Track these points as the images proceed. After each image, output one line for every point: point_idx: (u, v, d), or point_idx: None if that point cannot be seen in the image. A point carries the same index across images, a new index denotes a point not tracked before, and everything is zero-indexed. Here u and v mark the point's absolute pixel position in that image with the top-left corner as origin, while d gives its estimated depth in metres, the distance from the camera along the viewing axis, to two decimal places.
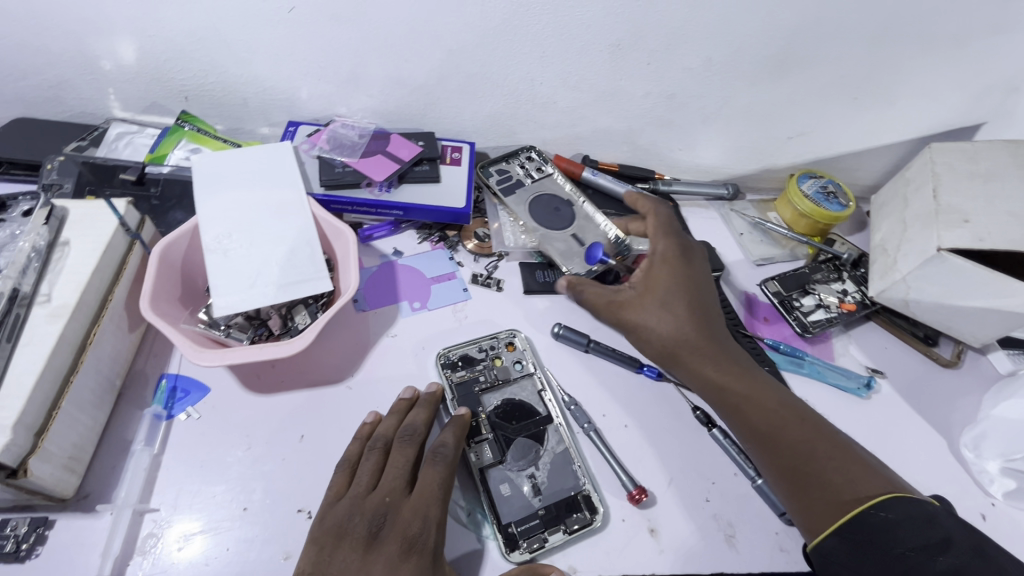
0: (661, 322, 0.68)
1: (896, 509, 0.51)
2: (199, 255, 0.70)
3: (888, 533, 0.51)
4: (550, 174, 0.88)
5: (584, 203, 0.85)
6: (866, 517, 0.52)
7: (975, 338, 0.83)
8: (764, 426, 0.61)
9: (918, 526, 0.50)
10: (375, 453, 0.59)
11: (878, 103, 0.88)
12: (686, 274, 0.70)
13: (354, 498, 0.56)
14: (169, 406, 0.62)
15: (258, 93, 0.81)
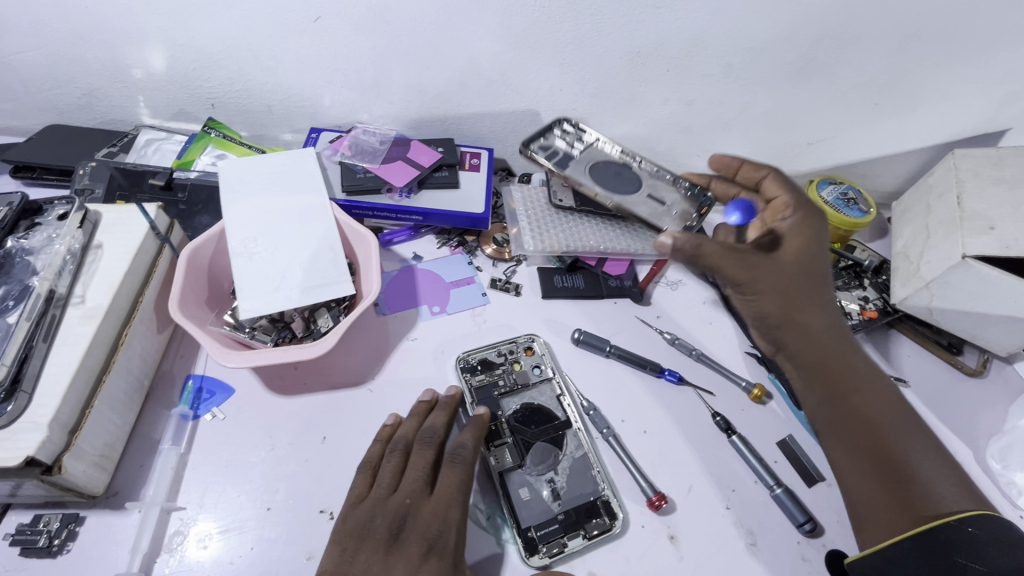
0: (778, 289, 0.63)
1: (978, 525, 0.51)
2: (225, 258, 0.71)
3: (962, 544, 0.50)
4: (594, 138, 0.81)
5: (643, 163, 0.81)
6: (942, 531, 0.51)
7: (1000, 347, 0.82)
8: (874, 408, 0.60)
9: (1001, 548, 0.49)
10: (397, 456, 0.60)
11: (900, 109, 0.87)
12: (819, 250, 0.65)
13: (375, 501, 0.56)
14: (195, 407, 0.63)
15: (283, 101, 0.83)
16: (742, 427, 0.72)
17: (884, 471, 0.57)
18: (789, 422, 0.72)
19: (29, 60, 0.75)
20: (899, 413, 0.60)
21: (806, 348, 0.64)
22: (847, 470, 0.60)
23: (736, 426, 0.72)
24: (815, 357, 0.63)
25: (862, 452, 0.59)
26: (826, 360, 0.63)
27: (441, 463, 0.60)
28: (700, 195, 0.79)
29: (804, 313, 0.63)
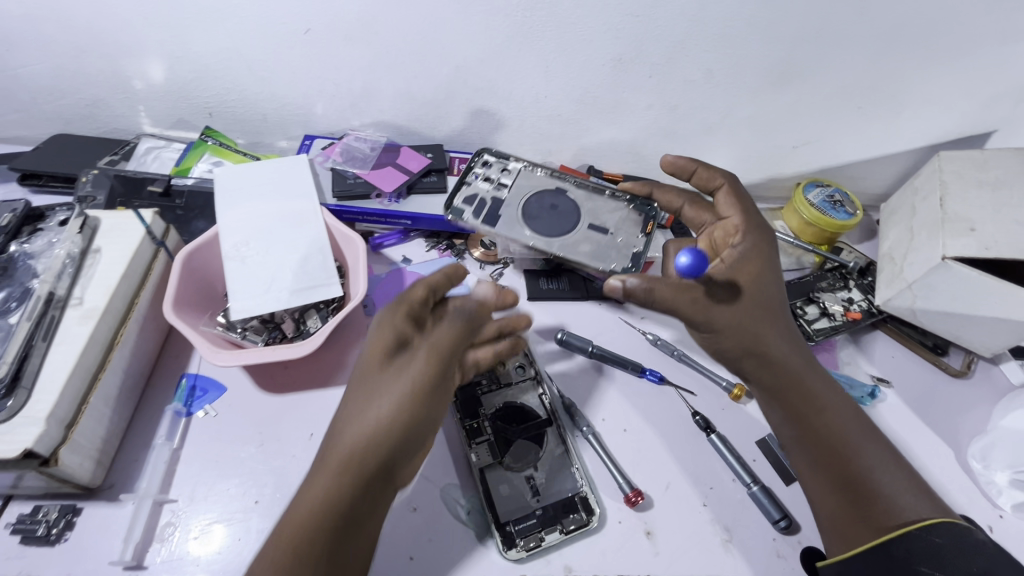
0: (738, 319, 0.63)
1: (941, 533, 0.53)
2: (218, 261, 0.74)
3: (928, 554, 0.52)
4: (517, 170, 0.78)
5: (577, 185, 0.78)
6: (913, 540, 0.54)
7: (985, 348, 0.83)
8: (832, 428, 0.62)
9: (962, 555, 0.52)
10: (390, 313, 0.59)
11: (883, 112, 0.88)
12: (773, 272, 0.66)
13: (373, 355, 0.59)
14: (189, 404, 0.66)
15: (277, 109, 0.86)
16: (722, 426, 0.73)
17: (847, 491, 0.60)
18: None
19: (35, 73, 0.78)
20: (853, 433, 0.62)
21: (766, 375, 0.65)
22: (813, 489, 0.62)
23: (716, 425, 0.73)
24: (776, 384, 0.65)
25: (827, 475, 0.61)
26: (786, 385, 0.64)
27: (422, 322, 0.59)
28: (644, 208, 0.77)
29: (763, 344, 0.64)
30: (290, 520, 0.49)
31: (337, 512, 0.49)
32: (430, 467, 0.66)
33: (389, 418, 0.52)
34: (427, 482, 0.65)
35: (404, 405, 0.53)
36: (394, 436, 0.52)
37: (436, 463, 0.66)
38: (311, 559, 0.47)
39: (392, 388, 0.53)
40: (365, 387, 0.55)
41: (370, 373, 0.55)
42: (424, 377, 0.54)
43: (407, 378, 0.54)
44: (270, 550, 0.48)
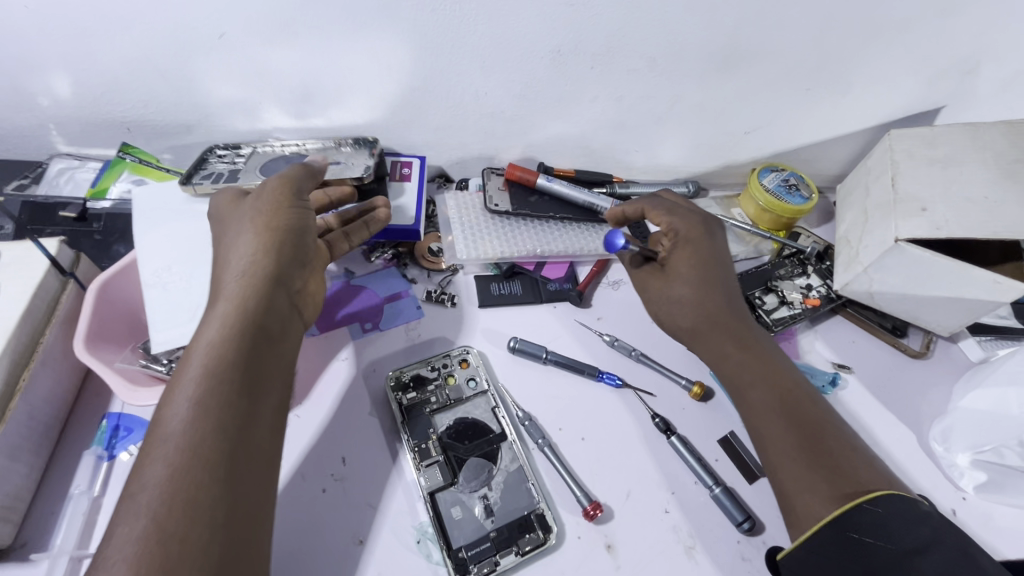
0: (687, 288, 0.69)
1: (887, 505, 0.51)
2: (138, 290, 0.69)
3: (873, 529, 0.50)
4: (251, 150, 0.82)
5: (308, 148, 0.83)
6: (856, 515, 0.51)
7: (942, 327, 0.82)
8: (771, 362, 0.65)
9: (908, 523, 0.50)
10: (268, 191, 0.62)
11: (833, 93, 0.86)
12: (707, 251, 0.71)
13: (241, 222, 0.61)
14: (111, 446, 0.61)
15: (201, 121, 0.80)
16: (683, 427, 0.71)
17: (806, 439, 0.58)
18: (731, 419, 0.72)
19: None
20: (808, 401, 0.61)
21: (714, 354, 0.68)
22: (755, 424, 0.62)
23: (676, 426, 0.71)
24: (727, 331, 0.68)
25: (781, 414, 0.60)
26: (728, 331, 0.67)
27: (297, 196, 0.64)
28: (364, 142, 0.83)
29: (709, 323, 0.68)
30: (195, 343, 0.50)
31: (240, 318, 0.52)
32: (377, 495, 0.62)
33: (259, 235, 0.58)
34: (374, 510, 0.61)
35: (280, 228, 0.59)
36: (271, 248, 0.58)
37: (383, 490, 0.63)
38: (234, 360, 0.49)
39: (259, 217, 0.60)
40: (230, 233, 0.60)
41: (224, 226, 0.62)
42: (285, 206, 0.61)
43: (280, 207, 0.61)
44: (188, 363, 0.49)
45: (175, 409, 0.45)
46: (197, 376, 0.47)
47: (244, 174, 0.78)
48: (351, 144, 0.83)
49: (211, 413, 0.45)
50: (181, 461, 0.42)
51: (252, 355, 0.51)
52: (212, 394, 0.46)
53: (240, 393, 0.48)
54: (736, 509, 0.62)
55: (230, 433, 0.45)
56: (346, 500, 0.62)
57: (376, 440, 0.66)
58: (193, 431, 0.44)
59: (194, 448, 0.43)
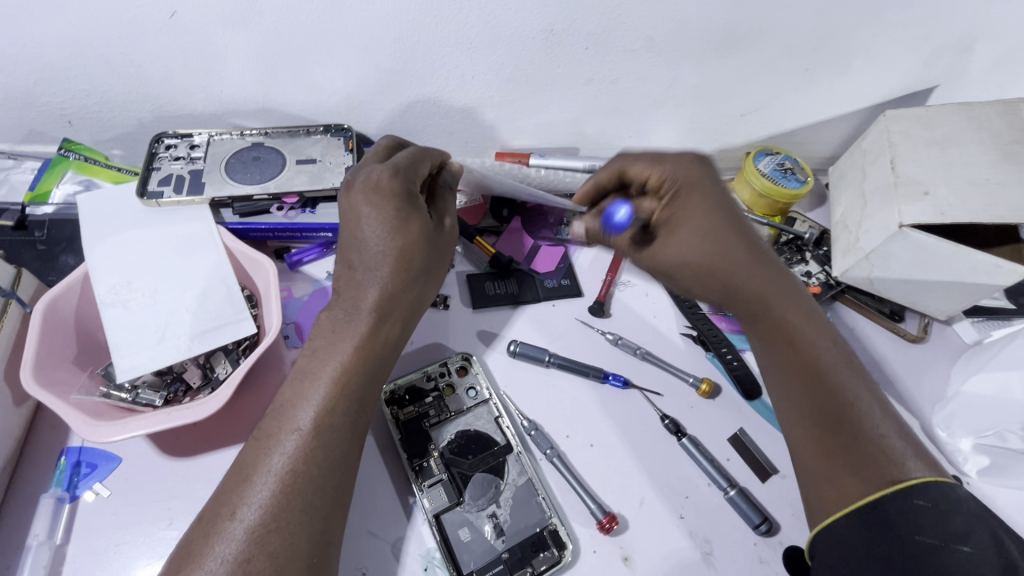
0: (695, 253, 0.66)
1: (917, 495, 0.48)
2: (94, 308, 0.62)
3: (908, 520, 0.47)
4: (207, 140, 0.73)
5: (271, 136, 0.75)
6: (883, 506, 0.49)
7: (940, 310, 0.82)
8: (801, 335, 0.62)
9: (939, 515, 0.47)
10: (362, 198, 0.57)
11: (831, 73, 0.83)
12: (718, 197, 0.66)
13: (350, 217, 0.58)
14: (72, 486, 0.55)
15: (153, 112, 0.71)
16: (693, 427, 0.69)
17: (834, 418, 0.56)
18: (740, 415, 0.70)
19: None
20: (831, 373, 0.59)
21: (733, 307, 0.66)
22: (784, 395, 0.61)
23: (685, 427, 0.68)
24: (746, 310, 0.65)
25: (797, 378, 0.60)
26: (761, 289, 0.64)
27: (392, 205, 0.57)
28: (337, 131, 0.76)
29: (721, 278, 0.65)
30: (318, 364, 0.53)
31: (364, 351, 0.55)
32: (379, 521, 0.58)
33: (386, 255, 0.56)
34: (375, 538, 0.57)
35: (409, 246, 0.57)
36: (403, 270, 0.57)
37: (384, 515, 0.58)
38: (352, 389, 0.53)
39: (391, 230, 0.56)
40: (354, 236, 0.57)
41: (349, 212, 0.58)
42: (411, 216, 0.58)
43: (400, 219, 0.57)
44: (313, 384, 0.52)
45: (289, 437, 0.49)
46: (318, 406, 0.50)
47: (207, 172, 0.70)
48: (322, 132, 0.76)
49: (327, 442, 0.49)
50: (294, 487, 0.46)
51: (368, 379, 0.54)
52: (329, 427, 0.50)
53: (352, 418, 0.52)
54: (752, 512, 0.61)
55: (342, 459, 0.50)
56: (345, 528, 0.57)
57: (373, 460, 0.61)
58: (311, 458, 0.48)
59: (306, 473, 0.47)
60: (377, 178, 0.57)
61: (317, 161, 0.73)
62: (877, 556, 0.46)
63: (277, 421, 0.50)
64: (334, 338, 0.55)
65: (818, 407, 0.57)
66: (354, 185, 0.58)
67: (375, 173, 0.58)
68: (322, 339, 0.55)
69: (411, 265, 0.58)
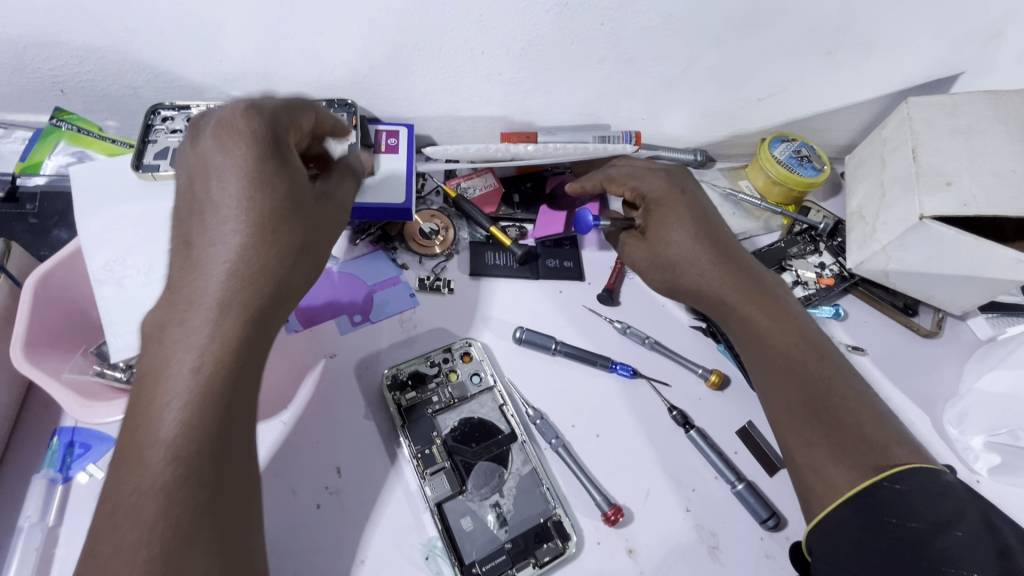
0: (680, 242, 0.67)
1: (908, 481, 0.50)
2: (86, 284, 0.60)
3: (900, 505, 0.49)
4: (205, 111, 0.69)
5: None
6: (875, 491, 0.50)
7: (955, 306, 0.80)
8: (788, 332, 0.63)
9: (930, 498, 0.49)
10: (208, 149, 0.47)
11: (855, 58, 0.79)
12: (689, 206, 0.69)
13: (193, 173, 0.47)
14: (66, 467, 0.54)
15: (150, 82, 0.68)
16: (700, 418, 0.67)
17: (818, 412, 0.57)
18: (748, 408, 0.68)
19: None
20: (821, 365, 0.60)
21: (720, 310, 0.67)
22: (768, 396, 0.61)
23: (693, 419, 0.67)
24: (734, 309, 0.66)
25: (792, 376, 0.60)
26: (734, 285, 0.66)
27: (247, 149, 0.46)
28: (341, 106, 0.73)
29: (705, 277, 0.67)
30: (151, 393, 0.42)
31: (209, 359, 0.43)
32: (379, 508, 0.57)
33: (240, 212, 0.46)
34: (375, 525, 0.56)
35: (270, 202, 0.47)
36: (266, 250, 0.46)
37: (385, 503, 0.57)
38: (202, 419, 0.42)
39: (244, 183, 0.46)
40: (203, 214, 0.46)
41: (197, 176, 0.47)
42: (271, 164, 0.47)
43: (256, 167, 0.46)
44: (151, 417, 0.41)
45: (134, 498, 0.39)
46: (164, 447, 0.40)
47: None
48: (324, 106, 0.73)
49: (197, 454, 0.41)
50: (151, 554, 0.38)
51: (221, 399, 0.43)
52: (178, 473, 0.40)
53: (207, 451, 0.42)
54: (759, 506, 0.60)
55: (206, 505, 0.41)
56: (346, 515, 0.56)
57: (374, 447, 0.60)
58: (166, 513, 0.39)
59: (165, 532, 0.39)
60: (229, 123, 0.47)
61: None
62: (873, 546, 0.48)
63: (130, 441, 0.41)
64: (168, 351, 0.43)
65: (798, 401, 0.58)
66: (200, 135, 0.48)
67: (226, 124, 0.47)
68: (153, 357, 0.43)
69: (272, 224, 0.47)
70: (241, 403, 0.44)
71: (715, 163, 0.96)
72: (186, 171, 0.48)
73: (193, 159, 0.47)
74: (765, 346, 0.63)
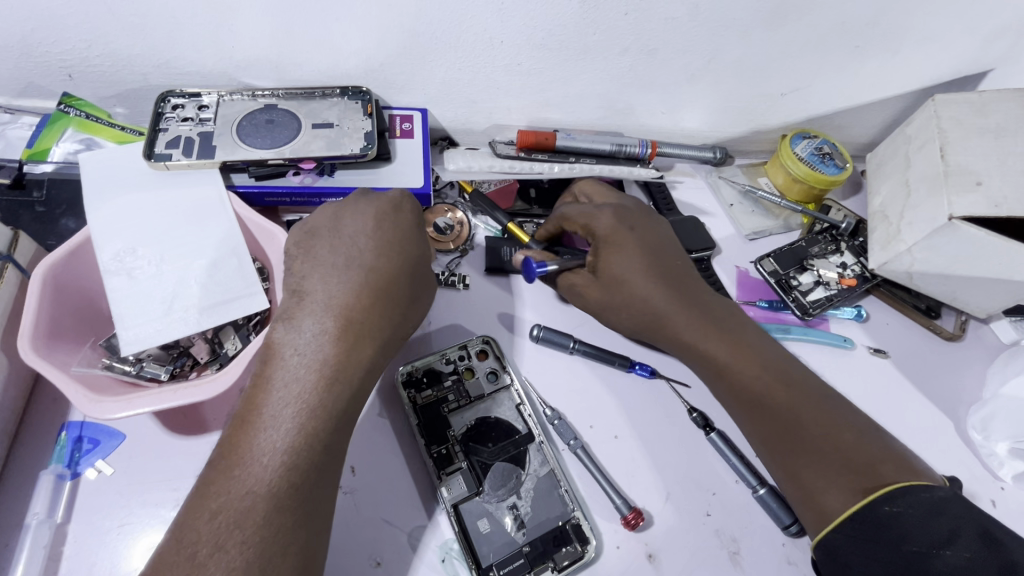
0: (629, 283, 0.63)
1: (904, 503, 0.48)
2: (95, 276, 0.58)
3: (896, 527, 0.48)
4: (218, 99, 0.68)
5: (285, 97, 0.69)
6: (866, 514, 0.49)
7: (979, 309, 0.78)
8: (770, 368, 0.60)
9: (925, 518, 0.47)
10: (362, 219, 0.57)
11: (883, 53, 0.77)
12: (639, 243, 0.64)
13: (332, 233, 0.57)
14: (74, 463, 0.52)
15: (160, 68, 0.66)
16: (721, 421, 0.66)
17: (804, 454, 0.55)
18: None
19: None
20: (811, 404, 0.57)
21: (680, 346, 0.64)
22: (754, 437, 0.59)
23: (714, 421, 0.65)
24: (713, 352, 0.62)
25: (762, 412, 0.58)
26: (704, 324, 0.63)
27: (397, 231, 0.58)
28: (356, 93, 0.71)
29: (662, 319, 0.64)
30: (274, 405, 0.48)
31: (340, 385, 0.50)
32: (395, 509, 0.56)
33: (376, 270, 0.55)
34: (391, 526, 0.55)
35: (402, 266, 0.56)
36: (393, 298, 0.55)
37: (400, 503, 0.56)
38: (319, 437, 0.48)
39: (385, 250, 0.56)
40: (334, 265, 0.55)
41: (339, 233, 0.57)
42: (412, 242, 0.58)
43: (398, 241, 0.57)
44: (271, 427, 0.47)
45: (248, 499, 0.44)
46: (284, 456, 0.46)
47: (218, 134, 0.66)
48: (338, 94, 0.71)
49: (300, 472, 0.46)
50: (254, 554, 0.43)
51: (332, 424, 0.49)
52: (293, 483, 0.46)
53: (317, 467, 0.48)
54: (781, 512, 0.58)
55: (304, 517, 0.46)
56: (361, 515, 0.55)
57: (389, 445, 0.58)
58: (274, 517, 0.44)
59: (267, 536, 0.44)
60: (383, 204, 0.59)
61: (335, 126, 0.69)
62: (874, 569, 0.47)
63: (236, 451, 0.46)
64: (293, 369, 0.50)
65: (777, 440, 0.57)
66: (356, 204, 0.59)
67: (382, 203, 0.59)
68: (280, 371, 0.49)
69: (402, 285, 0.56)
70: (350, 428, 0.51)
71: (734, 159, 0.93)
72: (325, 224, 0.57)
73: (337, 220, 0.57)
74: (741, 381, 0.60)
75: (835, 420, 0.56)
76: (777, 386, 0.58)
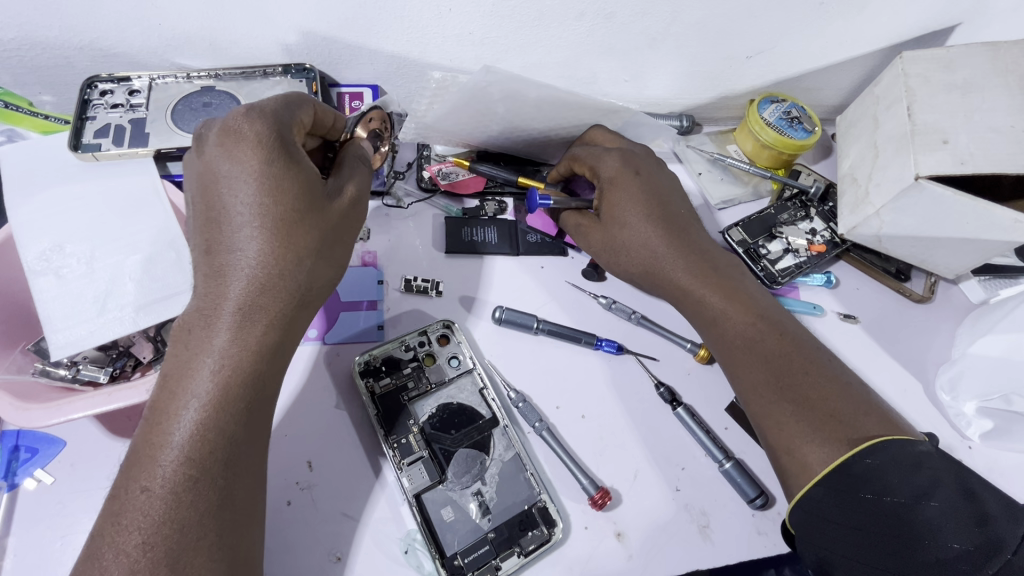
0: (632, 228, 0.63)
1: (882, 454, 0.48)
2: (21, 278, 0.55)
3: (874, 481, 0.47)
4: (149, 82, 0.64)
5: (221, 76, 0.65)
6: (848, 468, 0.48)
7: (947, 269, 0.78)
8: (758, 313, 0.60)
9: (904, 472, 0.47)
10: (215, 163, 0.45)
11: (853, 12, 0.73)
12: (645, 186, 0.64)
13: (199, 192, 0.46)
14: (10, 473, 0.50)
15: (84, 49, 0.61)
16: (689, 395, 0.65)
17: (786, 389, 0.54)
18: None
19: None
20: (795, 352, 0.57)
21: (674, 293, 0.63)
22: (736, 380, 0.58)
23: (681, 395, 0.64)
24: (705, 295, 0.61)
25: (752, 356, 0.57)
26: (690, 268, 0.62)
27: (256, 168, 0.44)
28: (298, 70, 0.67)
29: (660, 263, 0.63)
30: (169, 397, 0.43)
31: (237, 380, 0.44)
32: (354, 502, 0.54)
33: (253, 231, 0.44)
34: (350, 519, 0.54)
35: (280, 216, 0.45)
36: (285, 246, 0.45)
37: (360, 497, 0.55)
38: (218, 424, 0.43)
39: (257, 198, 0.44)
40: (213, 239, 0.45)
41: (208, 186, 0.45)
42: (285, 176, 0.45)
43: (269, 181, 0.44)
44: (164, 442, 0.42)
45: (143, 498, 0.40)
46: (179, 450, 0.42)
47: (151, 121, 0.62)
48: (281, 72, 0.67)
49: (193, 488, 0.41)
50: (158, 554, 0.39)
51: (231, 424, 0.44)
52: (192, 476, 0.41)
53: (224, 456, 0.43)
54: (747, 485, 0.57)
55: (215, 509, 0.42)
56: (317, 512, 0.54)
57: (348, 438, 0.57)
58: (174, 514, 0.40)
59: (172, 535, 0.40)
60: (233, 121, 0.45)
61: None
62: (853, 526, 0.47)
63: (132, 472, 0.41)
64: (189, 355, 0.44)
65: (759, 383, 0.56)
66: (207, 143, 0.46)
67: (229, 121, 0.45)
68: (175, 359, 0.44)
69: (286, 242, 0.45)
70: (260, 404, 0.46)
71: (702, 127, 0.91)
72: (192, 174, 0.47)
73: (198, 165, 0.46)
74: (721, 329, 0.60)
75: (819, 363, 0.56)
76: (763, 331, 0.58)
